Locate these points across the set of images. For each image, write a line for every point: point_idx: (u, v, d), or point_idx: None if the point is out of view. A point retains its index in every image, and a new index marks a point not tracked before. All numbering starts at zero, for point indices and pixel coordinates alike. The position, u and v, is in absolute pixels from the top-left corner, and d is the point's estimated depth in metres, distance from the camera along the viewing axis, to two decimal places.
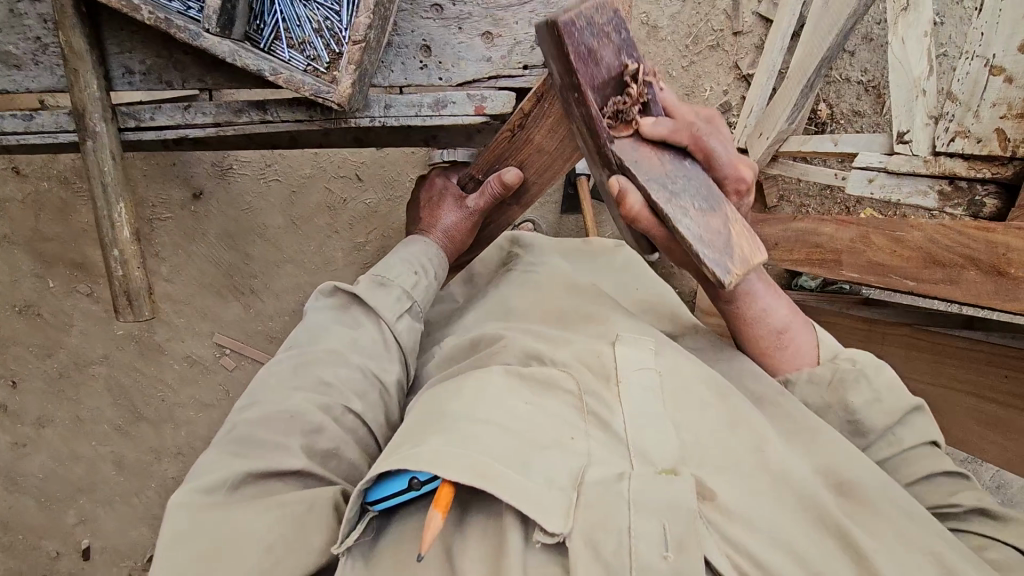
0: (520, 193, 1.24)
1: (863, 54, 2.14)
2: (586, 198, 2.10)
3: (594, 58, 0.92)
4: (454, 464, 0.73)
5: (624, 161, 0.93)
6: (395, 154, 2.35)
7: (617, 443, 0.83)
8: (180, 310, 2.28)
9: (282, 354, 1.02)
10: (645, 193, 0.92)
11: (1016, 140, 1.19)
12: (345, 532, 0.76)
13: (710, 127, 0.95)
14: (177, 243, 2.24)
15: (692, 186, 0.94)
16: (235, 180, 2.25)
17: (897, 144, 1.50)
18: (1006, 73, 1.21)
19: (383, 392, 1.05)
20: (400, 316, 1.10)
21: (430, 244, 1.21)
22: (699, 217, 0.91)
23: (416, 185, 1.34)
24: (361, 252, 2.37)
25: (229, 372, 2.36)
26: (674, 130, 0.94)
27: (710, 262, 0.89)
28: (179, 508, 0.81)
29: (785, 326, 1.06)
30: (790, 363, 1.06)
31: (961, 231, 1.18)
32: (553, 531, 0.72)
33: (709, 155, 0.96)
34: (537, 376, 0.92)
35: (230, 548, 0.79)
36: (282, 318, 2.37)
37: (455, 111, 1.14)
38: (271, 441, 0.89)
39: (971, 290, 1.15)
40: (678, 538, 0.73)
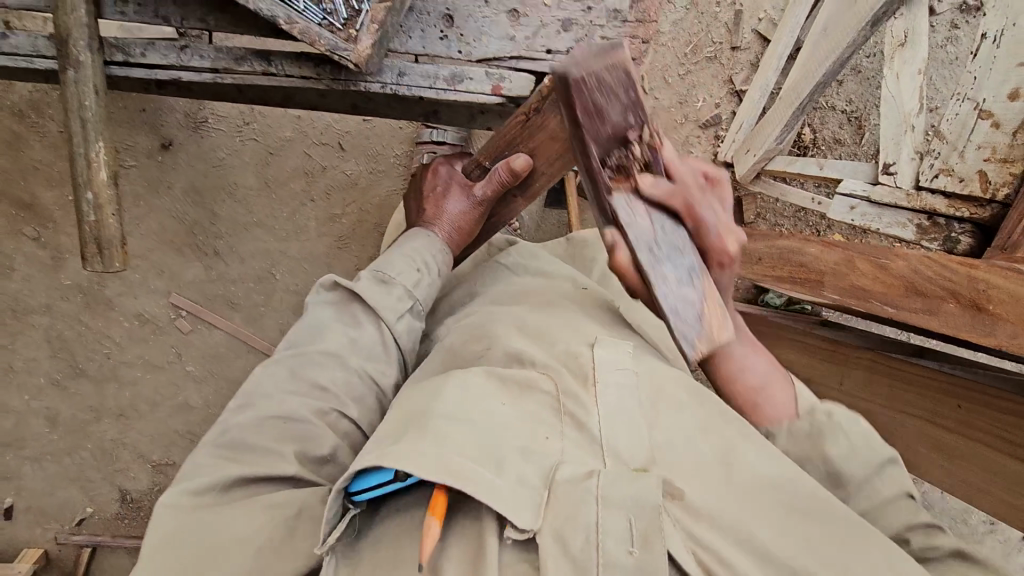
0: (526, 185, 1.17)
1: (851, 85, 2.20)
2: (572, 194, 2.09)
3: (598, 113, 0.81)
4: (428, 466, 0.73)
5: (619, 218, 0.82)
6: (382, 126, 2.28)
7: (587, 441, 0.84)
8: (136, 265, 2.17)
9: (280, 351, 1.00)
10: (633, 252, 0.82)
11: (996, 183, 1.24)
12: (328, 531, 0.75)
13: (705, 195, 0.85)
14: (140, 194, 2.13)
15: (678, 255, 0.83)
16: (209, 135, 2.15)
17: (883, 174, 1.58)
18: (994, 117, 1.27)
19: (380, 396, 1.05)
20: (401, 316, 1.08)
21: (434, 236, 1.17)
22: (679, 288, 0.82)
23: (416, 174, 1.27)
24: (335, 223, 2.29)
25: (183, 335, 2.25)
26: (670, 194, 0.82)
27: (680, 338, 0.80)
28: (166, 510, 0.82)
29: (766, 384, 0.98)
30: (770, 419, 0.97)
31: (954, 270, 1.21)
32: (524, 527, 0.72)
33: (700, 223, 0.85)
34: (516, 378, 0.92)
35: (216, 554, 0.78)
36: (245, 283, 2.28)
37: (471, 87, 1.10)
38: (262, 446, 0.89)
39: (950, 322, 1.20)
40: (643, 532, 0.72)
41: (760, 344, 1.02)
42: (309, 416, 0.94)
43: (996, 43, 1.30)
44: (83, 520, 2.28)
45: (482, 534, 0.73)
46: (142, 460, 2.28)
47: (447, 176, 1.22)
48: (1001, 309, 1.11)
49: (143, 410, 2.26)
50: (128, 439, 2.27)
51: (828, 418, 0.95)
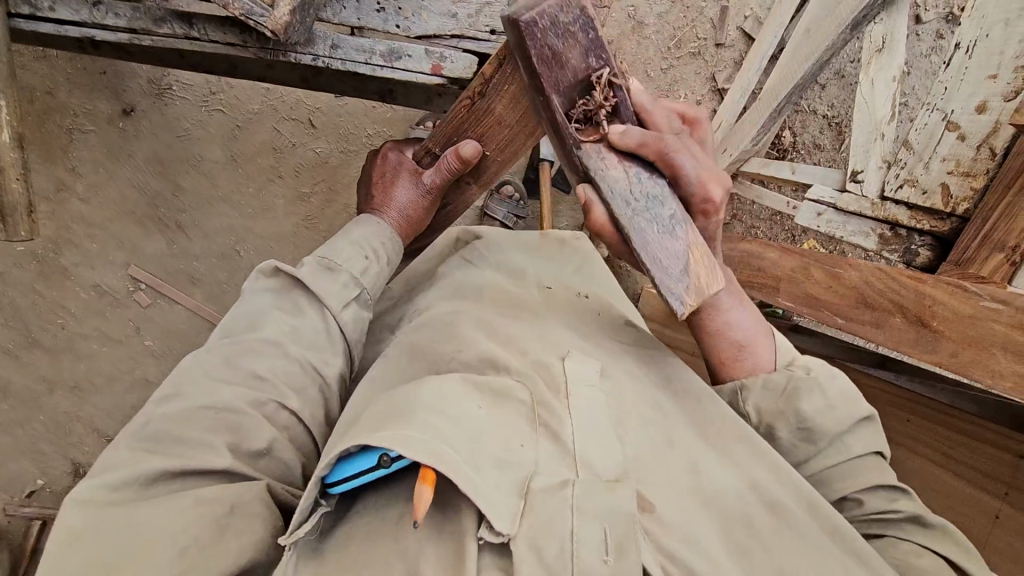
0: (478, 170, 1.13)
1: (832, 90, 2.18)
2: (548, 183, 2.03)
3: (558, 61, 0.82)
4: (421, 450, 0.68)
5: (590, 171, 0.85)
6: (355, 104, 2.21)
7: (563, 455, 0.80)
8: (94, 234, 2.11)
9: (213, 341, 0.95)
10: (610, 208, 0.84)
11: (957, 197, 1.30)
12: (295, 523, 0.71)
13: (679, 140, 0.85)
14: (99, 161, 2.07)
15: (659, 206, 0.85)
16: (173, 103, 2.07)
17: (851, 181, 1.54)
18: (961, 130, 1.30)
19: (324, 387, 0.99)
20: (346, 303, 1.03)
21: (381, 222, 1.12)
22: (661, 237, 0.84)
23: (368, 160, 1.22)
24: (305, 202, 2.22)
25: (142, 309, 2.18)
26: (642, 142, 0.84)
27: (665, 288, 0.83)
28: (76, 507, 0.75)
29: (748, 340, 0.99)
30: (748, 372, 1.00)
31: (902, 283, 1.23)
32: (500, 531, 0.69)
33: (678, 171, 0.86)
34: (490, 385, 0.86)
35: (138, 551, 0.72)
36: (208, 259, 2.20)
37: (410, 66, 1.05)
38: (193, 438, 0.83)
39: (894, 336, 1.23)
40: (618, 540, 0.72)
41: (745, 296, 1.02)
42: (244, 407, 0.88)
43: (969, 52, 1.29)
44: (35, 493, 2.21)
45: (461, 536, 0.71)
46: (97, 434, 2.21)
47: (395, 162, 1.17)
48: (944, 328, 1.14)
49: (98, 384, 2.18)
50: (83, 412, 2.19)
51: (806, 375, 0.96)
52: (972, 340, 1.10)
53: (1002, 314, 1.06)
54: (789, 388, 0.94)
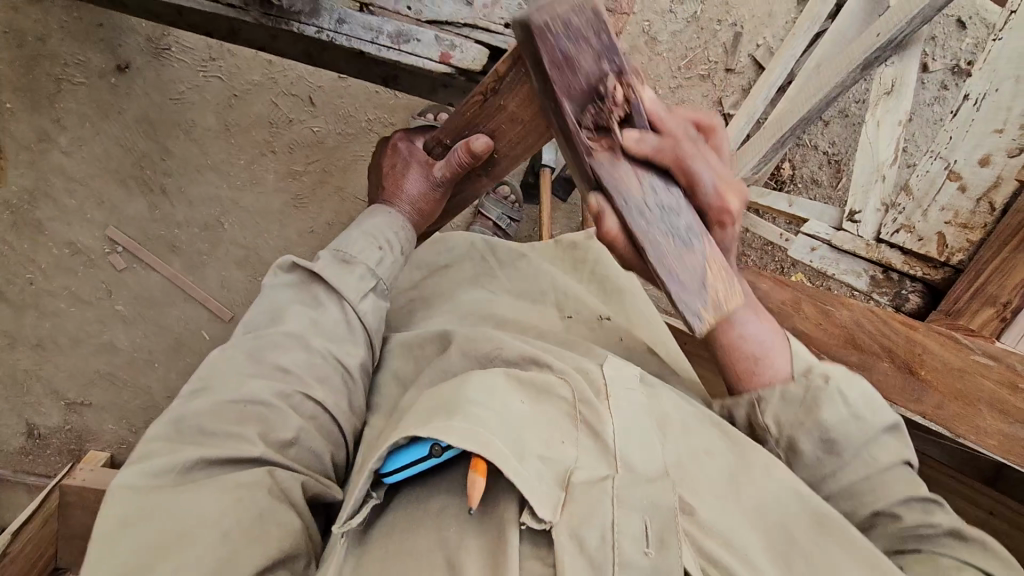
0: (490, 164, 1.09)
1: (835, 128, 2.20)
2: (546, 190, 1.99)
3: (570, 66, 0.76)
4: (466, 439, 0.73)
5: (602, 181, 0.79)
6: (357, 86, 2.16)
7: (602, 452, 0.83)
8: (74, 190, 2.04)
9: (237, 335, 0.96)
10: (621, 219, 0.79)
11: (952, 247, 1.34)
12: (347, 514, 0.76)
13: (696, 145, 0.81)
14: (86, 115, 2.01)
15: (674, 216, 0.81)
16: (169, 64, 2.03)
17: (847, 221, 1.53)
18: (962, 180, 1.33)
19: (347, 377, 0.99)
20: (365, 295, 1.03)
21: (394, 213, 1.09)
22: (678, 252, 0.79)
23: (378, 149, 1.19)
24: (296, 180, 2.15)
25: (116, 272, 2.10)
26: (658, 149, 0.80)
27: (685, 308, 0.78)
28: (122, 493, 0.77)
29: (763, 350, 0.93)
30: (764, 384, 0.94)
31: (895, 329, 1.28)
32: (543, 518, 0.72)
33: (693, 179, 0.81)
34: (534, 381, 0.91)
35: (178, 538, 0.73)
36: (190, 228, 2.13)
37: (417, 50, 1.01)
38: (225, 430, 0.84)
39: (882, 380, 1.26)
40: (658, 533, 0.74)
41: (763, 307, 0.96)
42: (270, 399, 0.89)
43: (977, 106, 1.32)
44: None
45: (503, 527, 0.74)
46: (54, 397, 2.11)
47: (406, 152, 1.12)
48: (931, 376, 1.21)
49: (62, 344, 2.10)
50: (42, 372, 2.10)
51: (825, 383, 0.92)
52: (957, 394, 1.18)
53: (991, 371, 1.17)
54: (813, 414, 0.92)
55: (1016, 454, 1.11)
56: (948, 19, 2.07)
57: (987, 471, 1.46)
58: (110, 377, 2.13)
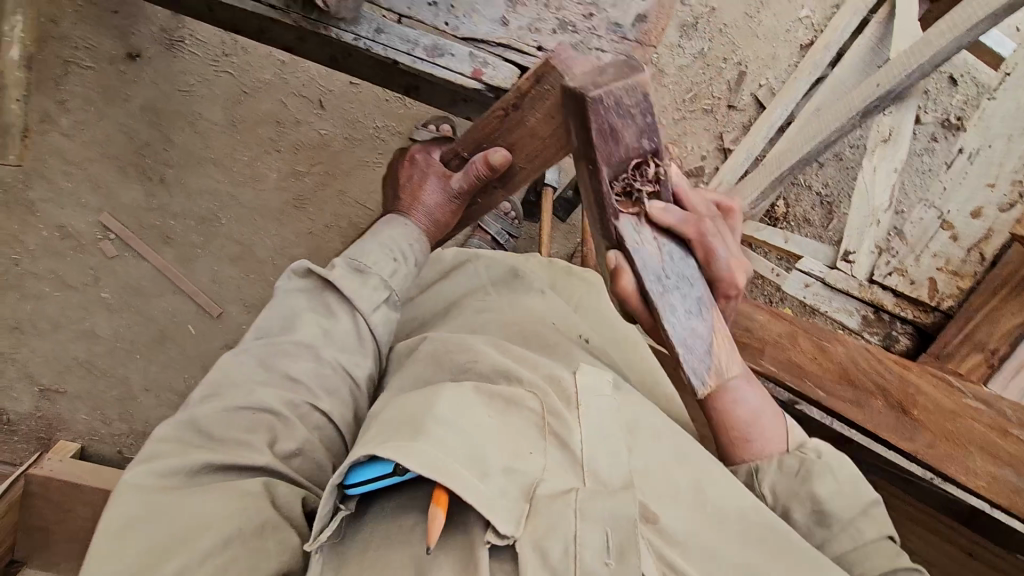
0: (507, 178, 1.07)
1: (830, 170, 2.27)
2: (547, 209, 2.00)
3: (615, 136, 0.80)
4: (424, 464, 0.73)
5: (625, 241, 0.84)
6: (367, 93, 2.17)
7: (571, 464, 0.84)
8: (71, 173, 2.02)
9: (248, 342, 0.94)
10: (639, 281, 0.84)
11: (944, 294, 1.40)
12: (319, 528, 0.75)
13: (718, 226, 0.88)
14: (91, 100, 2.00)
15: (689, 287, 0.87)
16: (181, 56, 2.04)
17: (841, 260, 1.52)
18: (954, 229, 1.39)
19: (354, 389, 0.99)
20: (377, 307, 1.03)
21: (410, 225, 1.09)
22: (688, 320, 0.85)
23: (394, 160, 1.18)
24: (298, 181, 2.15)
25: (106, 260, 2.07)
26: (682, 223, 0.85)
27: (691, 371, 0.86)
28: (131, 490, 0.77)
29: (756, 416, 0.96)
30: (758, 453, 0.97)
31: (891, 369, 1.20)
32: (505, 533, 0.74)
33: (709, 253, 0.87)
34: (501, 394, 0.91)
35: (180, 543, 0.73)
36: (185, 220, 2.11)
37: (451, 64, 1.03)
38: (232, 438, 0.85)
39: (874, 419, 1.18)
40: (621, 543, 0.75)
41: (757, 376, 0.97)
42: (278, 408, 0.89)
43: (970, 159, 1.37)
44: None
45: (472, 539, 0.75)
46: (29, 382, 2.05)
47: (424, 163, 1.12)
48: (922, 416, 1.16)
49: (42, 328, 2.05)
50: (18, 355, 2.05)
51: (818, 458, 0.95)
52: (949, 435, 1.14)
53: (982, 414, 1.14)
54: (805, 470, 0.94)
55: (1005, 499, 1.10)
56: (941, 76, 2.17)
57: (961, 515, 1.50)
58: (89, 366, 2.08)
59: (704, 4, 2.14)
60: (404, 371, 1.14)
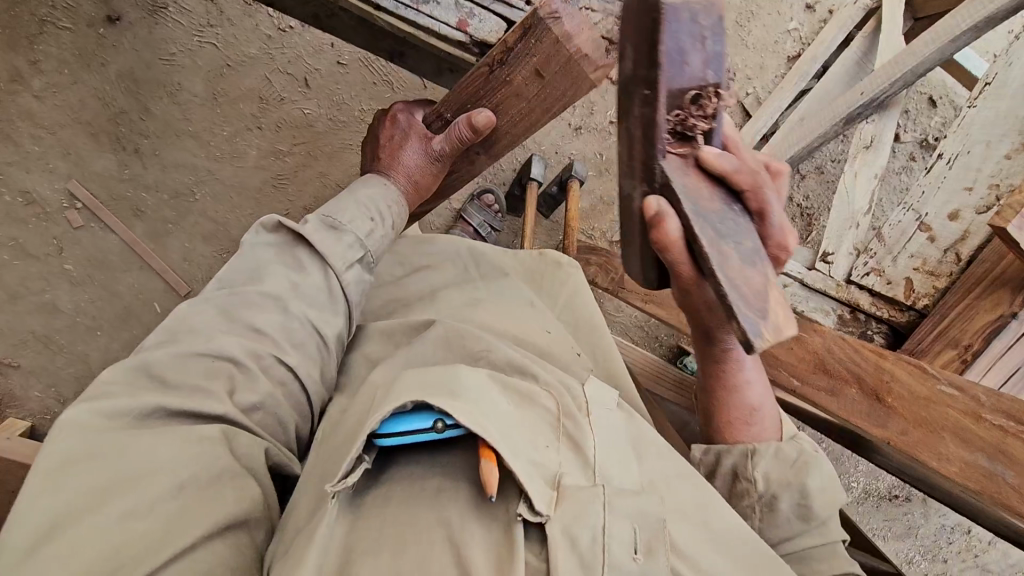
0: (490, 142, 1.06)
1: (811, 183, 2.30)
2: (531, 203, 1.98)
3: (681, 62, 0.75)
4: (472, 421, 0.73)
5: (670, 181, 0.77)
6: (354, 74, 2.12)
7: (585, 465, 0.82)
8: (40, 137, 1.94)
9: (210, 291, 0.90)
10: (686, 225, 0.76)
11: (920, 293, 1.33)
12: (345, 470, 0.72)
13: (770, 179, 0.81)
14: (66, 62, 1.94)
15: (739, 237, 0.79)
16: (164, 24, 1.98)
17: (819, 262, 1.49)
18: (932, 232, 1.33)
19: (322, 347, 0.95)
20: (351, 265, 0.99)
21: (390, 186, 1.07)
22: (745, 263, 0.77)
23: (374, 120, 1.15)
24: (278, 159, 2.10)
25: (71, 230, 1.99)
26: (738, 169, 0.79)
27: (742, 320, 0.74)
28: (71, 428, 0.70)
29: (761, 406, 1.02)
30: (755, 436, 1.02)
31: (864, 356, 1.13)
32: (540, 510, 0.72)
33: (763, 209, 0.81)
34: (517, 386, 0.89)
35: (128, 482, 0.68)
36: (158, 193, 2.04)
37: (436, 13, 0.95)
38: (189, 384, 0.80)
39: (848, 407, 1.12)
40: (647, 542, 0.75)
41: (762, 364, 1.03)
42: (241, 358, 0.85)
43: (949, 164, 1.35)
44: None
45: (505, 515, 0.73)
46: None
47: (405, 123, 1.09)
48: (897, 404, 1.08)
49: None
50: None
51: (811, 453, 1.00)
52: (921, 421, 1.06)
53: (956, 401, 1.05)
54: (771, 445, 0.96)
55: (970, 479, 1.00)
56: (920, 97, 2.22)
57: None
58: (46, 340, 1.98)
59: None
60: (376, 345, 1.11)
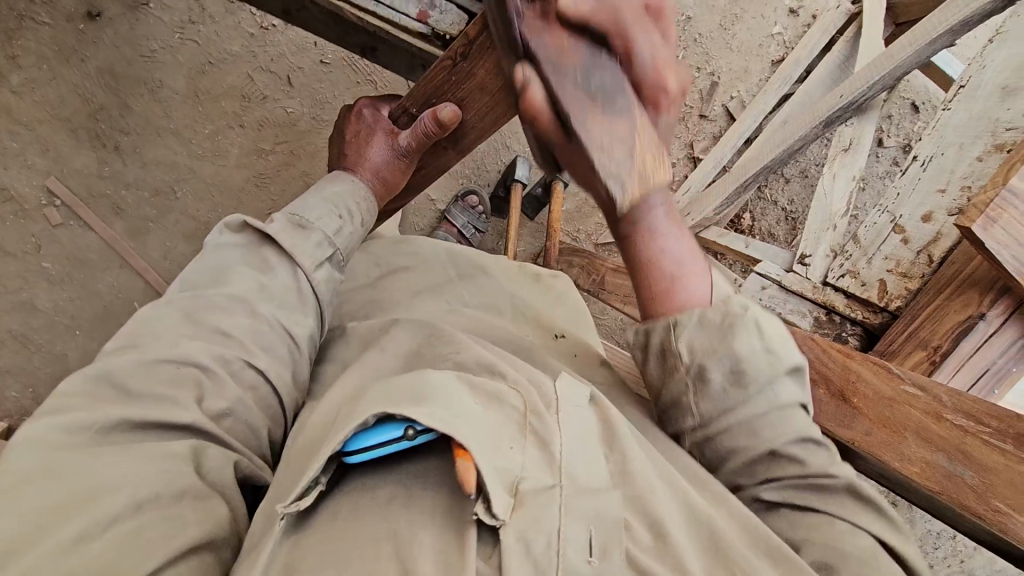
0: (457, 138, 1.04)
1: (795, 186, 2.31)
2: (515, 204, 1.97)
3: None
4: (442, 424, 0.72)
5: (530, 44, 0.71)
6: (338, 73, 2.11)
7: (549, 462, 0.81)
8: (17, 133, 1.91)
9: (173, 293, 0.89)
10: (547, 86, 0.71)
11: (892, 294, 1.32)
12: (299, 493, 0.72)
13: (637, 11, 0.71)
14: (44, 57, 1.91)
15: (598, 81, 0.71)
16: (145, 20, 1.97)
17: (798, 264, 1.51)
18: (905, 233, 1.33)
19: (294, 349, 0.94)
20: (319, 263, 0.99)
21: (356, 181, 1.07)
22: (607, 121, 0.71)
23: (340, 116, 1.15)
24: (261, 159, 2.08)
25: (49, 228, 1.96)
26: (596, 8, 0.69)
27: (607, 176, 0.73)
28: (30, 443, 0.68)
29: (680, 266, 0.94)
30: (681, 306, 0.95)
31: (833, 357, 1.12)
32: (496, 514, 0.71)
33: (631, 43, 0.70)
34: (485, 387, 0.88)
35: (82, 502, 0.66)
36: (139, 191, 2.02)
37: (394, 5, 0.92)
38: (154, 395, 0.78)
39: (813, 406, 1.10)
40: (603, 543, 0.76)
41: (682, 219, 0.93)
42: (208, 363, 0.84)
43: (924, 166, 1.34)
44: None
45: (459, 530, 0.72)
46: None
47: (371, 119, 1.09)
48: (862, 404, 1.08)
49: None
50: None
51: (743, 312, 0.92)
52: (886, 420, 1.05)
53: (919, 400, 1.05)
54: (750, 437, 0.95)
55: (932, 481, 1.00)
56: (903, 101, 2.23)
57: None
58: (23, 339, 1.95)
59: (681, 12, 2.16)
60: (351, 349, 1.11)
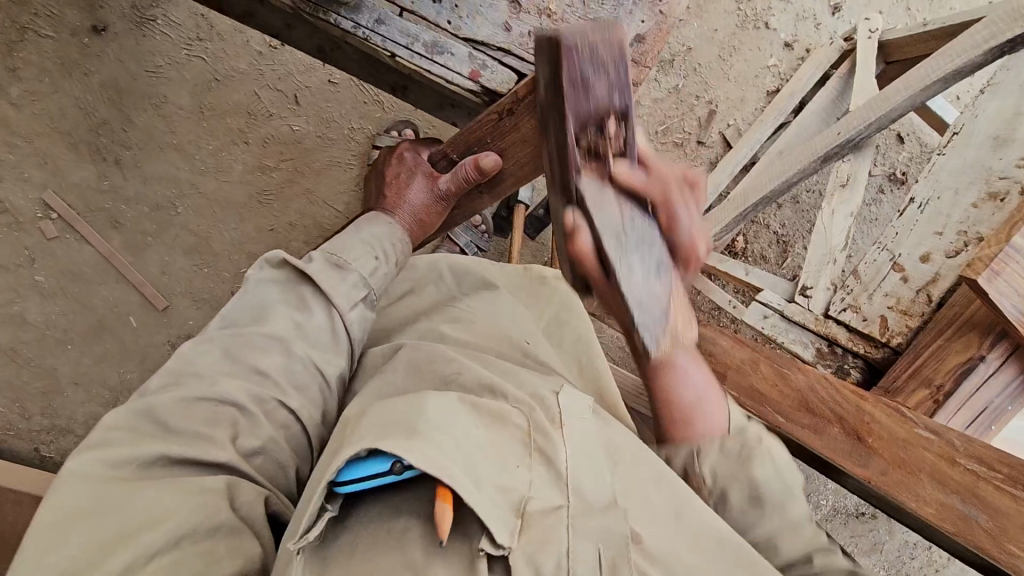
0: (494, 182, 1.10)
1: (787, 212, 2.38)
2: (518, 225, 2.01)
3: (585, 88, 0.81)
4: (427, 463, 0.72)
5: (585, 198, 0.85)
6: (345, 92, 2.13)
7: (557, 481, 0.84)
8: (16, 145, 1.89)
9: (212, 330, 0.91)
10: (597, 240, 0.85)
11: (893, 332, 1.39)
12: (305, 527, 0.71)
13: (682, 191, 0.88)
14: (46, 70, 1.90)
15: (646, 245, 0.87)
16: (152, 35, 1.96)
17: (799, 295, 1.58)
18: (905, 272, 1.40)
19: (324, 387, 0.96)
20: (354, 304, 1.01)
21: (393, 223, 1.10)
22: (647, 280, 0.86)
23: (379, 157, 1.20)
24: (264, 175, 2.08)
25: (44, 241, 1.93)
26: (647, 183, 0.86)
27: (643, 328, 0.87)
28: (75, 481, 0.71)
29: (699, 398, 0.98)
30: (699, 436, 0.98)
31: (846, 397, 1.18)
32: (501, 543, 0.74)
33: (671, 217, 0.87)
34: (490, 407, 0.90)
35: (127, 535, 0.68)
36: (139, 205, 2.00)
37: (448, 64, 1.00)
38: (196, 431, 0.80)
39: (833, 447, 1.15)
40: (610, 560, 0.80)
41: (700, 356, 1.00)
42: (244, 402, 0.85)
43: (921, 208, 1.42)
44: None
45: (468, 559, 0.74)
46: None
47: (410, 162, 1.14)
48: (879, 445, 1.13)
49: None
50: None
51: (759, 442, 0.98)
52: (900, 462, 1.11)
53: (931, 444, 1.11)
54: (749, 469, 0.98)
55: (949, 521, 1.05)
56: (890, 133, 2.33)
57: None
58: (13, 353, 1.90)
59: (682, 43, 2.24)
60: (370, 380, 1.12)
